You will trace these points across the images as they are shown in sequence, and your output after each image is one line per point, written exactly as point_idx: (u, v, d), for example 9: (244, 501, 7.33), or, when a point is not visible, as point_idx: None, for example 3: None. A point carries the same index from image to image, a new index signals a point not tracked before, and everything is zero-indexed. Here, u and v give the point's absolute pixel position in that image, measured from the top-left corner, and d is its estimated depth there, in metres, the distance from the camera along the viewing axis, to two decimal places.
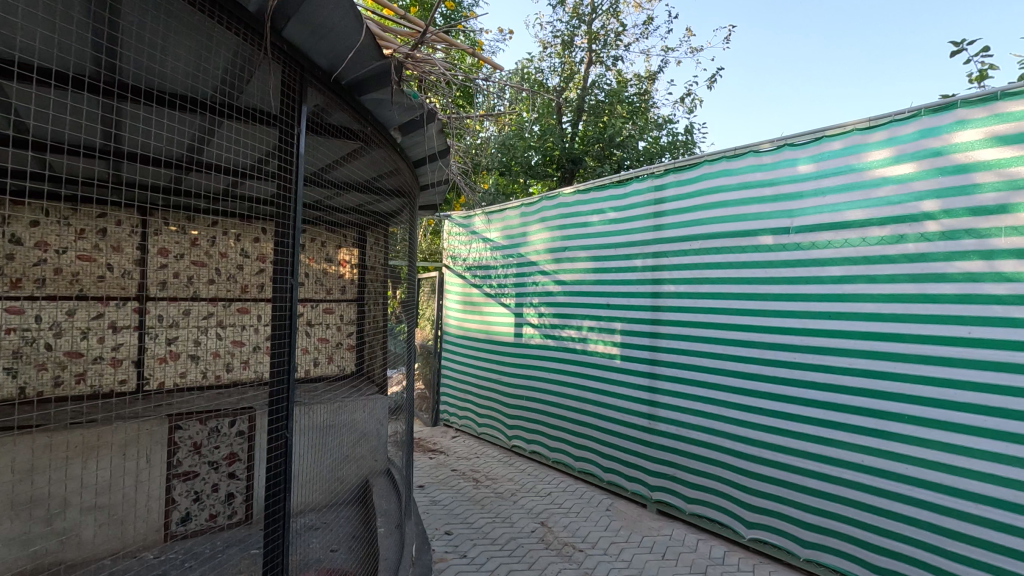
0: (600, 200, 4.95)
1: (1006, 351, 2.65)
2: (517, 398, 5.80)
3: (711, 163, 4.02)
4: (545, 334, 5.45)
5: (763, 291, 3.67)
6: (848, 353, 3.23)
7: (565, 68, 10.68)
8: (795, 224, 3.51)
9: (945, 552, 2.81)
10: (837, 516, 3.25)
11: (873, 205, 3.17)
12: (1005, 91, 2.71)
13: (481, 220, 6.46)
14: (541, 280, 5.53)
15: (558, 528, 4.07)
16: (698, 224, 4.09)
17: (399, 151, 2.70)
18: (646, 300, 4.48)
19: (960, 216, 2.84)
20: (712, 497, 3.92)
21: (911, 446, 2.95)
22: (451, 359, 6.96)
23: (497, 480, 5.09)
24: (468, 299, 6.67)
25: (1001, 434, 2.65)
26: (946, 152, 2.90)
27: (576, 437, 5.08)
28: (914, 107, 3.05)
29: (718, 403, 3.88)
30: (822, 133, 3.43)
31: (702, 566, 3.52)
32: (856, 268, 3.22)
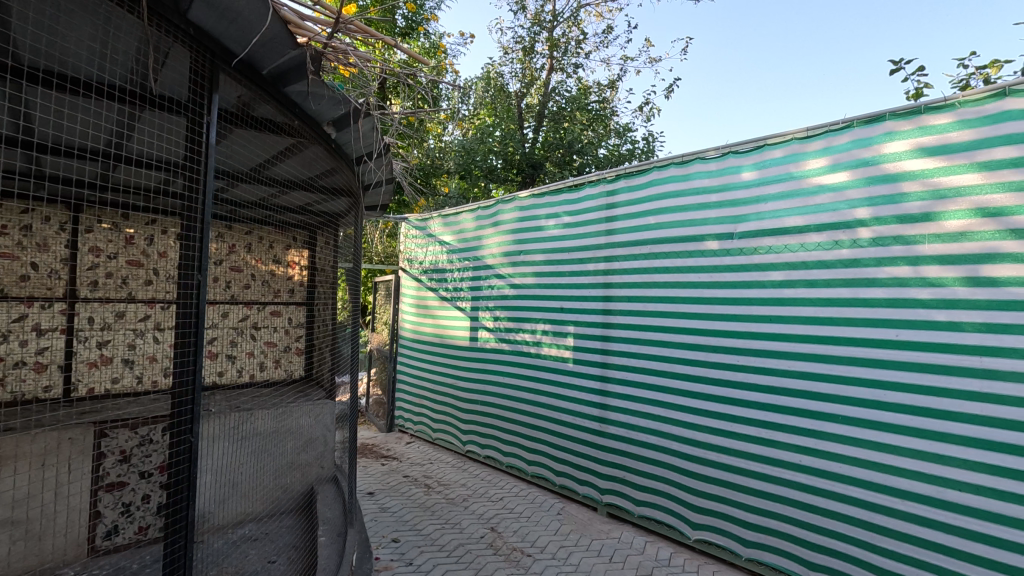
0: (554, 204, 4.97)
1: (930, 353, 2.78)
2: (471, 403, 5.75)
3: (661, 169, 4.10)
4: (499, 338, 5.43)
5: (708, 295, 3.74)
6: (787, 356, 3.32)
7: (526, 74, 10.74)
8: (738, 229, 3.60)
9: (875, 547, 2.92)
10: (775, 515, 3.34)
11: (810, 213, 3.27)
12: (930, 105, 2.84)
13: (438, 222, 6.40)
14: (496, 283, 5.51)
15: (507, 533, 4.05)
16: (648, 229, 4.14)
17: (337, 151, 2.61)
18: (597, 303, 4.51)
19: (889, 224, 2.96)
20: (661, 499, 3.96)
21: (844, 445, 3.06)
22: (406, 363, 6.84)
23: (449, 485, 5.03)
24: (423, 302, 6.61)
25: (924, 432, 2.78)
26: (876, 163, 3.02)
27: (529, 441, 5.07)
28: (847, 118, 3.17)
29: (666, 405, 3.93)
30: (764, 142, 3.53)
31: (648, 568, 3.55)
32: (795, 273, 3.31)
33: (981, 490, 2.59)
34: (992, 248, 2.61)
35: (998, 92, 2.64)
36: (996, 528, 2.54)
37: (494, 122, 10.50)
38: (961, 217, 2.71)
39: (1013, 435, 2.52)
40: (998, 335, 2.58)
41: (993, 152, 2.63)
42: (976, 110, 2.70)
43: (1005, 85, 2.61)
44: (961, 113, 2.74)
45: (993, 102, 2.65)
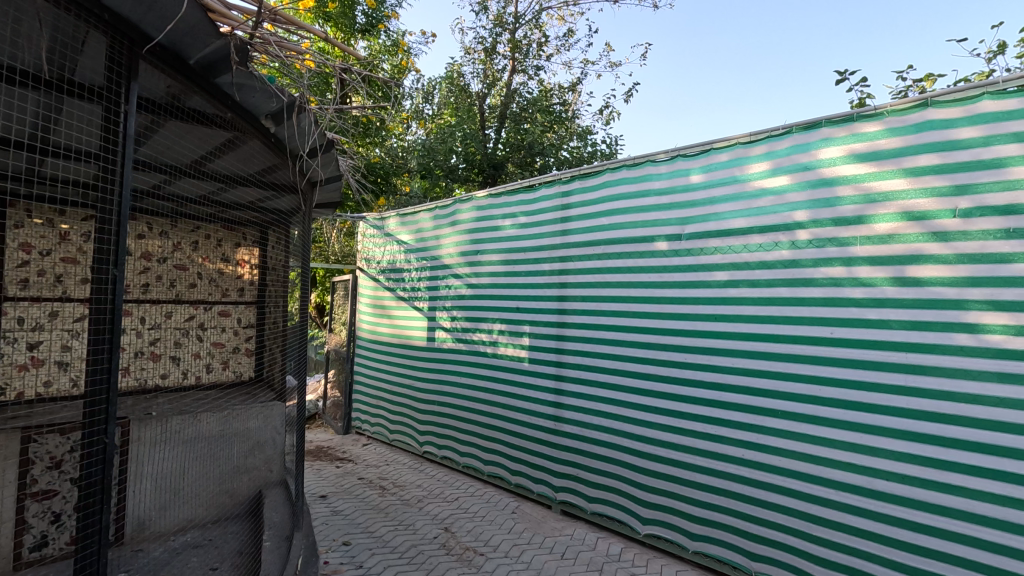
0: (511, 205, 4.98)
1: (861, 350, 2.92)
2: (428, 404, 5.71)
3: (613, 171, 4.17)
4: (456, 338, 5.41)
5: (658, 295, 3.83)
6: (731, 353, 3.43)
7: (487, 74, 10.74)
8: (686, 230, 3.70)
9: (811, 537, 3.05)
10: (720, 508, 3.44)
11: (753, 215, 3.38)
12: (861, 113, 2.98)
13: (395, 221, 6.34)
14: (453, 283, 5.50)
15: (461, 532, 4.04)
16: (601, 229, 4.21)
17: (279, 147, 2.58)
18: (552, 303, 4.55)
19: (825, 226, 3.08)
20: (613, 495, 4.03)
21: (784, 439, 3.18)
22: (364, 364, 6.74)
23: (405, 487, 4.98)
24: (380, 302, 6.54)
25: (857, 425, 2.92)
26: (813, 168, 3.15)
27: (485, 441, 5.07)
28: (787, 124, 3.29)
29: (619, 403, 4.00)
30: (710, 146, 3.63)
31: (599, 564, 3.60)
32: (739, 273, 3.42)
33: (907, 479, 2.74)
34: (917, 250, 2.76)
35: (922, 103, 2.79)
36: (921, 515, 2.69)
37: (456, 123, 10.48)
38: (890, 220, 2.85)
39: (936, 426, 2.67)
40: (922, 332, 2.73)
41: (917, 159, 2.78)
42: (902, 118, 2.85)
43: (928, 96, 2.77)
44: (889, 121, 2.89)
45: (917, 111, 2.80)
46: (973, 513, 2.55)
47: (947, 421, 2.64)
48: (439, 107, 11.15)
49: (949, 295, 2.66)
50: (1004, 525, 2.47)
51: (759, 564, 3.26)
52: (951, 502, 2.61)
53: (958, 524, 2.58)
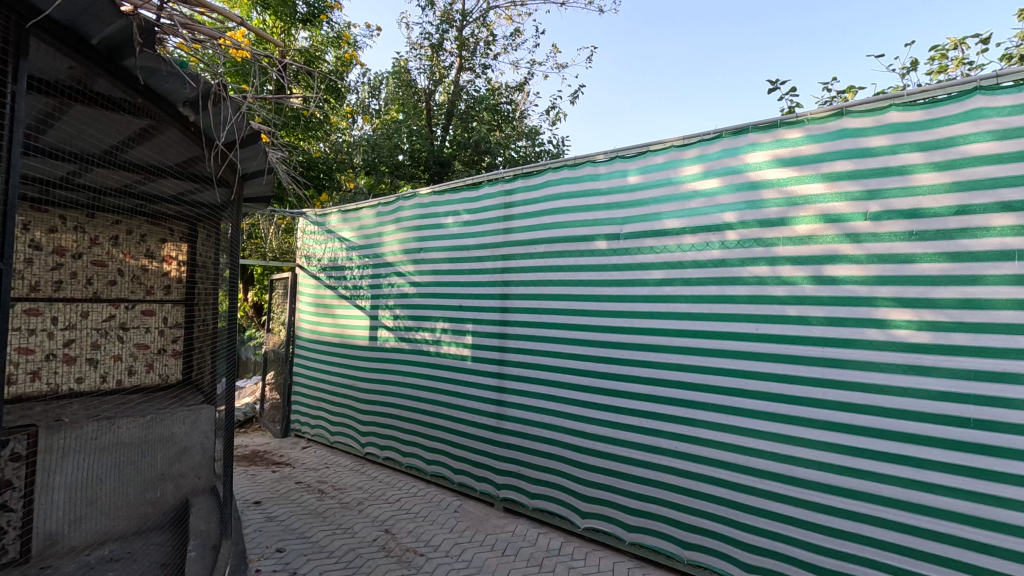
0: (454, 202, 4.95)
1: (784, 345, 3.08)
2: (370, 404, 5.60)
3: (555, 171, 4.22)
4: (399, 337, 5.33)
5: (597, 293, 3.90)
6: (665, 349, 3.54)
7: (434, 71, 10.63)
8: (624, 230, 3.79)
9: (739, 524, 3.20)
10: (655, 500, 3.55)
11: (686, 215, 3.50)
12: (784, 121, 3.14)
13: (336, 218, 6.18)
14: (396, 282, 5.41)
15: (402, 534, 3.98)
16: (543, 228, 4.25)
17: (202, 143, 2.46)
18: (495, 302, 4.56)
19: (751, 227, 3.23)
20: (554, 491, 4.08)
21: (714, 431, 3.31)
22: (303, 364, 6.54)
23: (344, 489, 4.87)
24: (320, 302, 6.37)
25: (779, 417, 3.07)
26: (741, 171, 3.29)
27: (427, 441, 5.02)
28: (718, 129, 3.42)
29: (560, 399, 4.06)
30: (646, 148, 3.73)
31: (539, 559, 3.64)
32: (673, 272, 3.54)
33: (824, 466, 2.91)
34: (833, 250, 2.94)
35: (838, 112, 2.97)
36: (836, 499, 2.87)
37: (402, 119, 10.34)
38: (809, 222, 3.02)
39: (850, 416, 2.85)
40: (838, 328, 2.91)
41: (834, 165, 2.95)
42: (821, 126, 3.02)
43: (844, 106, 2.94)
44: (809, 128, 3.06)
45: (834, 120, 2.98)
46: (881, 496, 2.74)
47: (858, 411, 2.83)
48: (385, 103, 10.98)
49: (861, 293, 2.85)
50: (907, 506, 2.67)
51: (691, 552, 3.38)
52: (863, 486, 2.79)
53: (868, 506, 2.78)
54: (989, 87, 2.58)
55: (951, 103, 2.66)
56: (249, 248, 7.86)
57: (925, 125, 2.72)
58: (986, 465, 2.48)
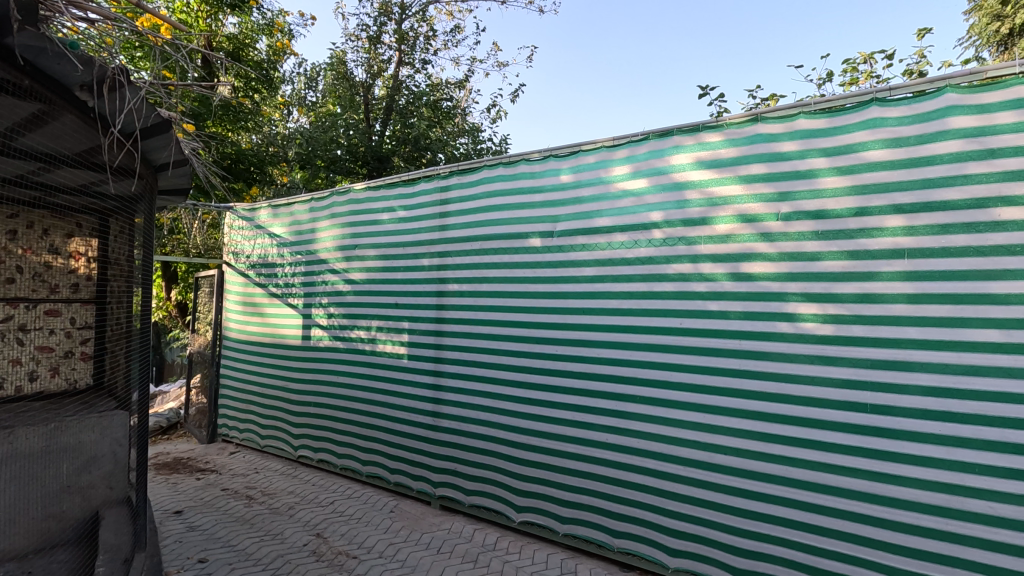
0: (389, 198, 4.87)
1: (706, 338, 3.23)
2: (303, 405, 5.43)
3: (490, 169, 4.23)
4: (333, 336, 5.20)
5: (532, 290, 3.95)
6: (597, 344, 3.64)
7: (372, 64, 10.40)
8: (558, 228, 3.85)
9: (665, 510, 3.33)
10: (587, 491, 3.65)
11: (616, 214, 3.61)
12: (706, 125, 3.29)
13: (266, 213, 5.95)
14: (329, 279, 5.28)
15: (334, 537, 3.89)
16: (478, 225, 4.26)
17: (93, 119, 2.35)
18: (431, 299, 4.52)
19: (676, 226, 3.37)
20: (490, 487, 4.11)
21: (641, 422, 3.44)
22: (231, 365, 6.26)
23: (274, 495, 4.70)
24: (250, 299, 6.11)
25: (702, 407, 3.23)
26: (666, 172, 3.42)
27: (362, 441, 4.93)
28: (645, 131, 3.54)
29: (496, 395, 4.09)
30: (578, 148, 3.81)
31: (474, 555, 3.66)
32: (605, 269, 3.64)
33: (741, 452, 3.08)
34: (749, 249, 3.11)
35: (753, 118, 3.15)
36: (751, 483, 3.04)
37: (338, 113, 10.07)
38: (728, 222, 3.19)
39: (763, 404, 3.03)
40: (753, 322, 3.09)
41: (750, 168, 3.13)
42: (738, 131, 3.19)
43: (757, 113, 3.12)
44: (727, 133, 3.22)
45: (750, 125, 3.15)
46: (791, 478, 2.93)
47: (771, 399, 3.01)
48: (322, 95, 10.65)
49: (773, 288, 3.03)
50: (813, 487, 2.87)
51: (621, 540, 3.50)
52: (775, 470, 2.98)
53: (780, 489, 2.96)
54: (882, 99, 2.80)
55: (850, 112, 2.87)
56: (171, 245, 7.42)
57: (829, 132, 2.92)
58: (881, 446, 2.70)
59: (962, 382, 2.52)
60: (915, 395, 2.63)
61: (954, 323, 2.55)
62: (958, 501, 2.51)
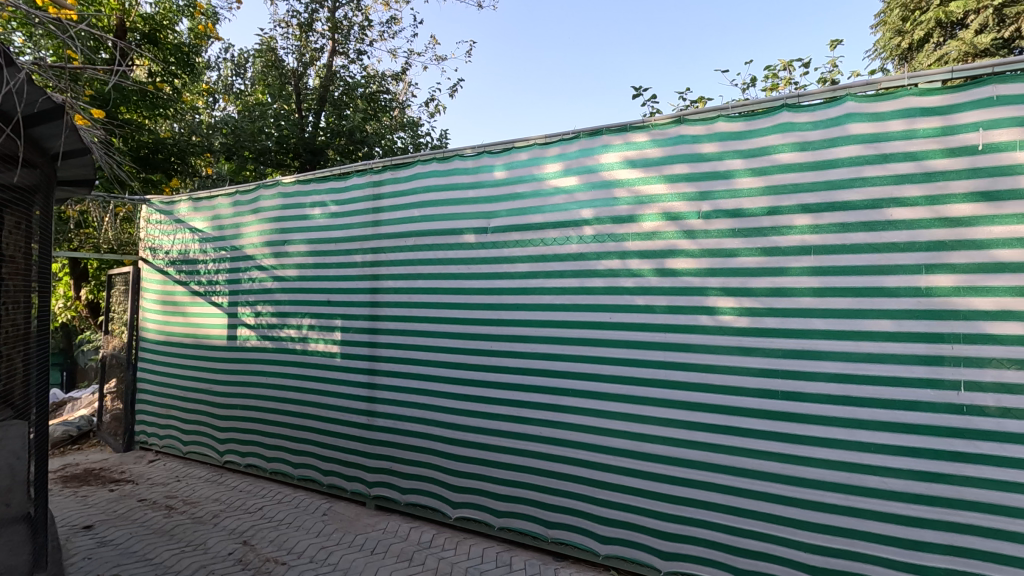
0: (320, 192, 4.72)
1: (633, 332, 3.35)
2: (229, 408, 5.18)
3: (424, 164, 4.19)
4: (262, 336, 4.99)
5: (467, 287, 3.95)
6: (531, 339, 3.69)
7: (304, 52, 10.01)
8: (491, 224, 3.87)
9: (596, 500, 3.43)
10: (522, 484, 3.70)
11: (548, 211, 3.66)
12: (633, 125, 3.39)
13: (187, 206, 5.62)
14: (256, 276, 5.06)
15: (262, 544, 3.75)
16: (412, 221, 4.20)
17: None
18: (365, 296, 4.43)
19: (605, 223, 3.47)
20: (425, 484, 4.09)
21: (573, 415, 3.52)
22: (150, 368, 5.88)
23: (198, 503, 4.47)
24: (169, 298, 5.77)
25: (630, 398, 3.34)
26: (596, 171, 3.51)
27: (293, 443, 4.77)
28: (576, 130, 3.61)
29: (431, 392, 4.06)
30: (511, 145, 3.84)
31: (409, 554, 3.63)
32: (538, 265, 3.69)
33: (666, 440, 3.22)
34: (673, 246, 3.25)
35: (677, 120, 3.28)
36: (676, 469, 3.18)
37: (267, 102, 9.65)
38: (653, 220, 3.31)
39: (686, 393, 3.17)
40: (677, 315, 3.23)
41: (674, 168, 3.26)
42: (662, 132, 3.31)
43: (680, 115, 3.26)
44: (652, 134, 3.34)
45: (673, 127, 3.28)
46: (711, 463, 3.08)
47: (694, 389, 3.15)
48: (251, 83, 10.15)
49: (695, 283, 3.18)
50: (731, 471, 3.03)
51: (555, 530, 3.57)
52: (697, 456, 3.13)
53: (702, 474, 3.11)
54: (794, 105, 2.98)
55: (763, 117, 3.04)
56: (78, 240, 6.85)
57: (745, 135, 3.09)
58: (790, 429, 2.89)
59: (860, 369, 2.74)
60: (820, 381, 2.84)
61: (853, 314, 2.76)
62: (857, 478, 2.73)
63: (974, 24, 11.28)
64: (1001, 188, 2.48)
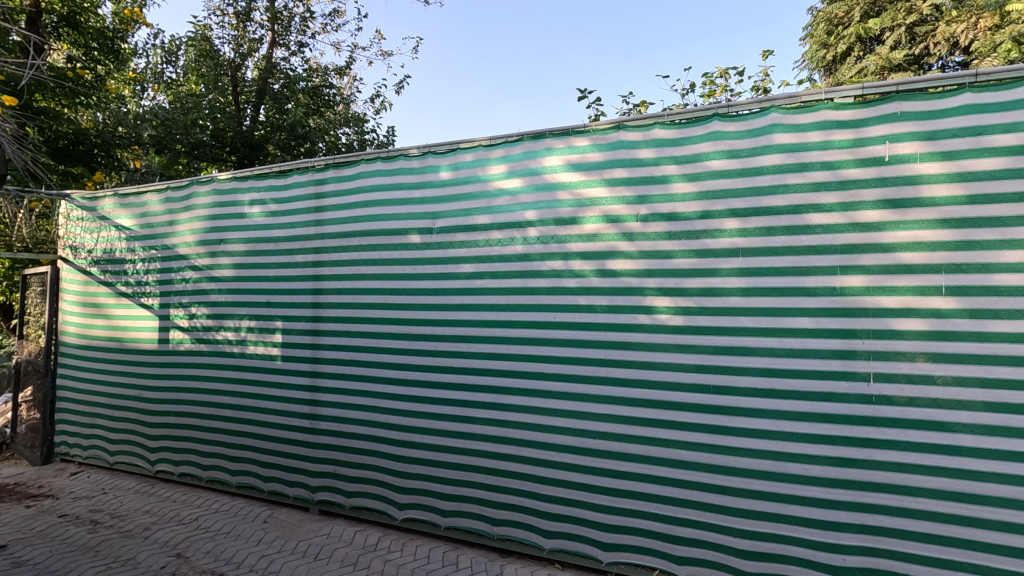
0: (258, 189, 4.57)
1: (576, 331, 3.44)
2: (160, 415, 4.94)
3: (368, 163, 4.14)
4: (196, 339, 4.79)
5: (412, 287, 3.94)
6: (476, 339, 3.72)
7: (240, 42, 9.60)
8: (437, 224, 3.87)
9: (541, 495, 3.51)
10: (467, 483, 3.73)
11: (493, 212, 3.70)
12: (575, 129, 3.49)
13: (112, 202, 5.30)
14: (190, 277, 4.84)
15: (198, 556, 3.62)
16: (355, 220, 4.14)
17: None
18: (306, 297, 4.33)
19: (548, 225, 3.54)
20: (370, 486, 4.05)
21: (518, 413, 3.58)
22: (71, 375, 5.52)
23: (127, 516, 4.25)
24: (93, 299, 5.43)
25: (573, 395, 3.43)
26: (540, 173, 3.57)
27: (231, 450, 4.60)
28: (520, 133, 3.66)
29: (376, 394, 4.02)
30: (456, 146, 3.85)
31: (354, 558, 3.59)
32: (483, 266, 3.72)
33: (607, 435, 3.33)
34: (614, 247, 3.36)
35: (616, 126, 3.39)
36: (616, 463, 3.30)
37: (201, 93, 9.20)
38: (595, 222, 3.41)
39: (625, 390, 3.30)
40: (617, 314, 3.34)
41: (614, 172, 3.37)
42: (603, 137, 3.41)
43: (620, 121, 3.37)
44: (594, 138, 3.44)
45: (613, 132, 3.39)
46: (649, 456, 3.22)
47: (633, 386, 3.28)
48: (184, 72, 9.66)
49: (634, 283, 3.30)
50: (668, 463, 3.17)
51: (501, 527, 3.63)
52: (636, 450, 3.25)
53: (640, 467, 3.24)
54: (724, 114, 3.14)
55: (696, 125, 3.19)
56: None
57: (680, 142, 3.23)
58: (721, 422, 3.06)
59: (783, 363, 2.94)
60: (748, 376, 3.02)
61: (777, 312, 2.96)
62: (780, 465, 2.92)
63: (889, 41, 12.21)
64: (904, 197, 2.72)
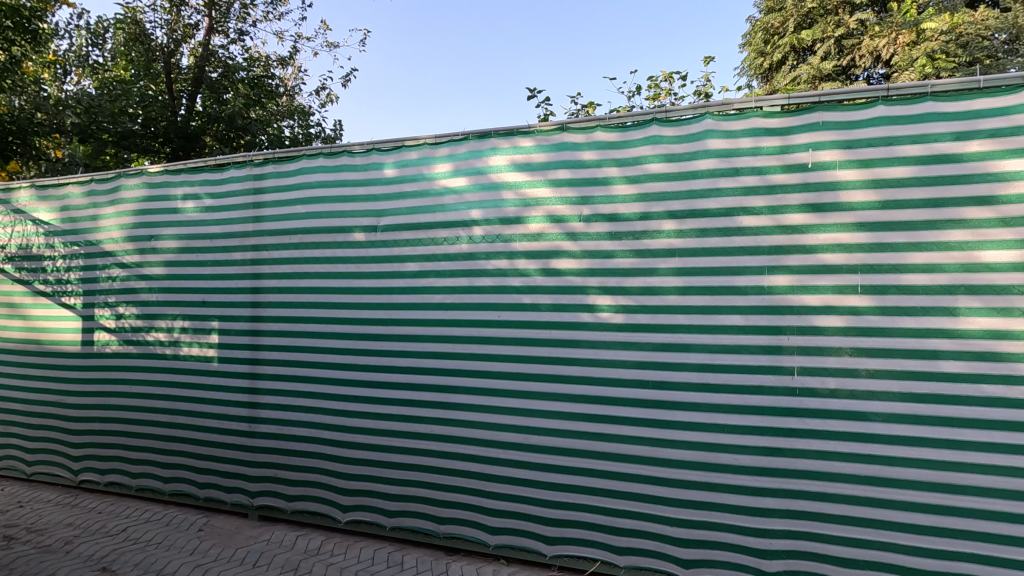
0: (192, 184, 4.36)
1: (521, 329, 3.48)
2: (85, 422, 4.65)
3: (310, 159, 4.03)
4: (124, 340, 4.53)
5: (356, 286, 3.87)
6: (422, 338, 3.70)
7: (175, 27, 9.11)
8: (382, 223, 3.82)
9: (486, 493, 3.54)
10: (413, 483, 3.71)
11: (438, 211, 3.68)
12: (520, 130, 3.52)
13: (28, 194, 4.93)
14: (117, 274, 4.58)
15: (125, 569, 3.44)
16: (296, 217, 4.03)
17: None
18: (245, 296, 4.18)
19: (493, 224, 3.56)
20: (313, 489, 3.96)
21: (464, 412, 3.59)
22: None
23: (46, 530, 3.98)
24: (7, 299, 5.04)
25: (518, 393, 3.47)
26: (485, 173, 3.59)
27: (164, 456, 4.39)
28: (466, 132, 3.66)
29: (318, 395, 3.93)
30: (401, 143, 3.81)
31: (295, 563, 3.51)
32: (428, 265, 3.70)
33: (551, 432, 3.39)
34: (558, 247, 3.41)
35: (560, 127, 3.44)
36: (560, 458, 3.36)
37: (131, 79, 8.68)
38: (539, 221, 3.45)
39: (569, 387, 3.36)
40: (561, 313, 3.40)
41: (558, 173, 3.42)
42: (547, 138, 3.46)
43: (563, 122, 3.42)
44: (538, 139, 3.48)
45: (557, 134, 3.44)
46: (592, 451, 3.30)
47: (576, 383, 3.35)
48: (111, 56, 9.07)
49: (577, 282, 3.37)
50: (609, 457, 3.27)
51: (447, 525, 3.63)
52: (579, 445, 3.33)
53: (583, 461, 3.32)
54: (662, 119, 3.25)
55: (637, 129, 3.29)
56: None
57: (621, 144, 3.32)
58: (660, 416, 3.17)
59: (717, 359, 3.08)
60: (684, 371, 3.14)
61: (711, 311, 3.09)
62: (714, 456, 3.07)
63: (820, 52, 12.92)
64: (826, 202, 2.90)
